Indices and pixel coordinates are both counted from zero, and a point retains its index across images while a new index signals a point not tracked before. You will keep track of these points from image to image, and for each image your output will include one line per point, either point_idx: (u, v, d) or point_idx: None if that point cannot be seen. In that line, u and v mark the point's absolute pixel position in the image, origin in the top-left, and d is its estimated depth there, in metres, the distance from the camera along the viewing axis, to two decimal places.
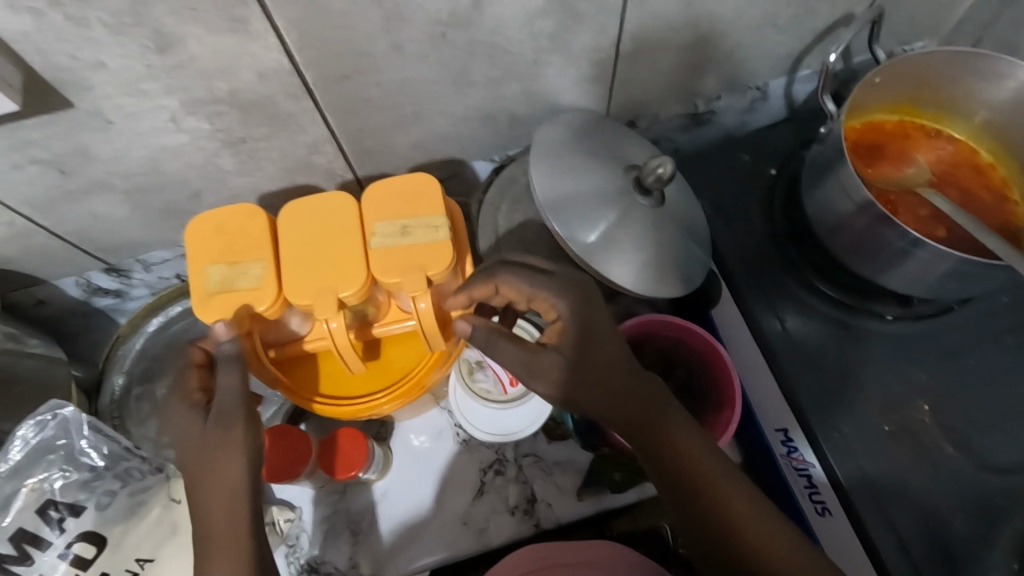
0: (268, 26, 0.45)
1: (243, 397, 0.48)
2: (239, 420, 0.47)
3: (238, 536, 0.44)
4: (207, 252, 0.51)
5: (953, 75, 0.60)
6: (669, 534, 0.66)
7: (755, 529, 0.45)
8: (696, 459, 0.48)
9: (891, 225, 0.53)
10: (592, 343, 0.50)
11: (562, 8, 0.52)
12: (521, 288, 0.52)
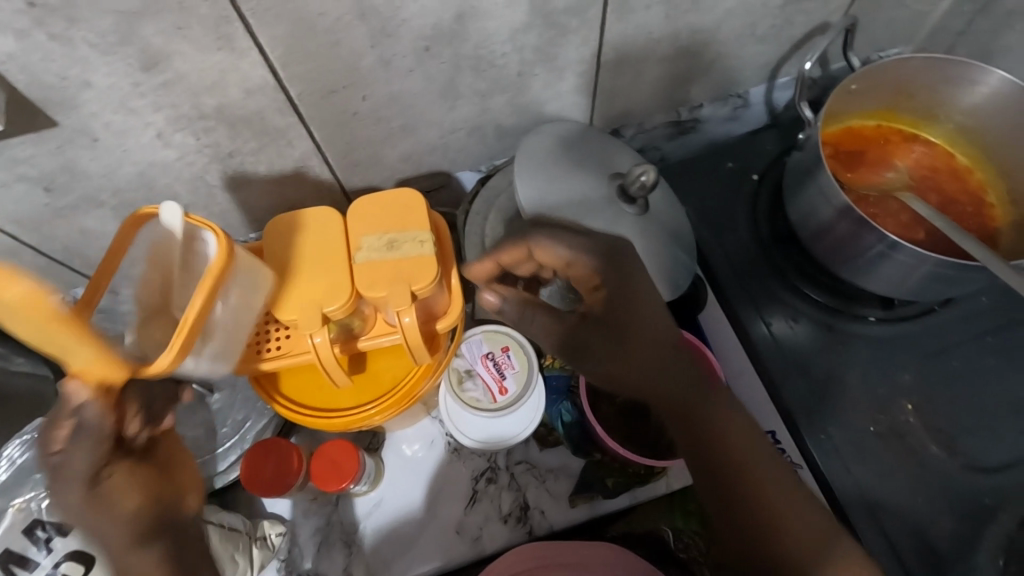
0: (253, 43, 0.45)
1: (90, 468, 0.41)
2: (82, 492, 0.42)
3: None
4: None
5: (930, 81, 0.61)
6: (670, 537, 0.69)
7: (785, 503, 0.47)
8: (735, 435, 0.50)
9: (871, 229, 0.54)
10: (643, 317, 0.52)
11: (545, 21, 0.53)
12: (557, 254, 0.51)
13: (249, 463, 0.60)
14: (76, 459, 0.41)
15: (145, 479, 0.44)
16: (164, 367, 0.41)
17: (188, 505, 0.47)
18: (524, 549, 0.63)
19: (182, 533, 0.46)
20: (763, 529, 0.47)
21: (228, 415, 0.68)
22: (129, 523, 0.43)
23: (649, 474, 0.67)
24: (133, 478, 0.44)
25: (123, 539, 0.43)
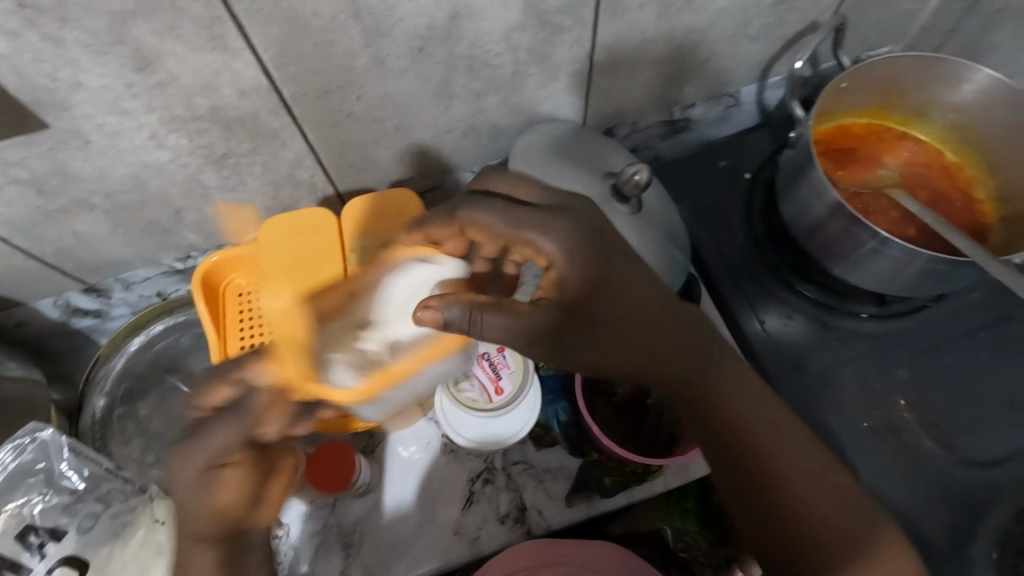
0: (246, 44, 0.45)
1: (222, 452, 0.44)
2: (194, 470, 0.44)
3: None
4: None
5: (921, 79, 0.62)
6: (669, 537, 0.70)
7: (799, 473, 0.48)
8: (746, 416, 0.50)
9: (863, 227, 0.55)
10: (624, 293, 0.48)
11: (538, 21, 0.53)
12: (489, 225, 0.48)
13: None
14: (209, 435, 0.44)
15: (250, 479, 0.46)
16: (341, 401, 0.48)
17: (263, 520, 0.49)
18: (525, 546, 0.63)
19: (247, 544, 0.48)
20: (785, 510, 0.47)
21: None
22: (217, 520, 0.45)
23: (645, 473, 0.67)
24: (239, 475, 0.46)
25: (202, 526, 0.45)
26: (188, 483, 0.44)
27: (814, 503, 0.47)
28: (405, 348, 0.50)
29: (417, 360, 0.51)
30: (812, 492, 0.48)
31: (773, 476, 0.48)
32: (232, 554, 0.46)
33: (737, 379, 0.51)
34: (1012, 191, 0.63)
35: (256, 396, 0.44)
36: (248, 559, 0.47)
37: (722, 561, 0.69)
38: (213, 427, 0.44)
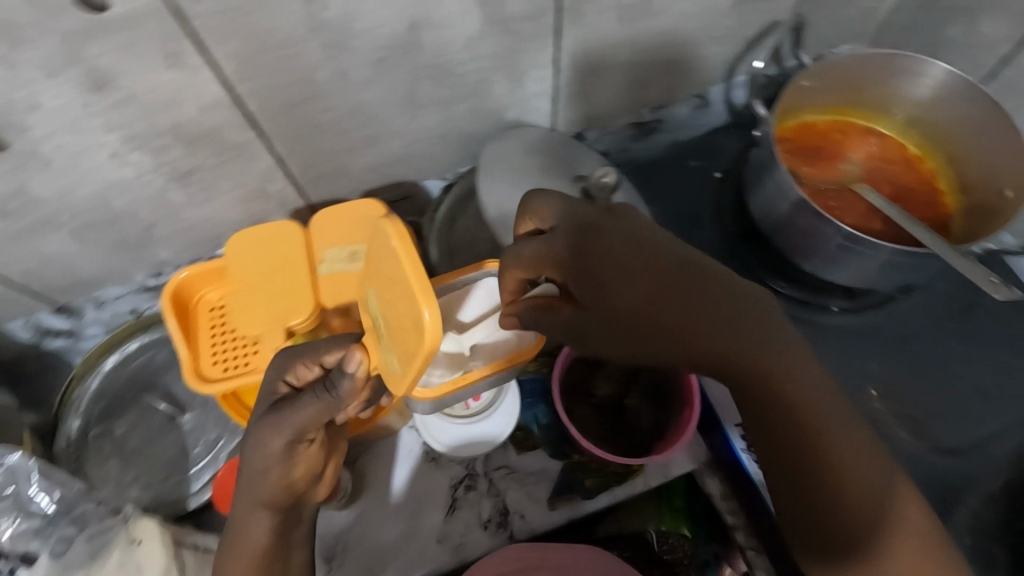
0: (205, 60, 0.45)
1: (301, 428, 0.42)
2: (271, 442, 0.42)
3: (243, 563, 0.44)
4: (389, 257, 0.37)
5: (880, 74, 0.63)
6: (653, 539, 0.70)
7: (835, 452, 0.42)
8: (801, 399, 0.43)
9: (828, 223, 0.56)
10: (626, 275, 0.45)
11: (501, 28, 0.54)
12: (525, 255, 0.47)
13: (225, 479, 0.59)
14: (301, 410, 0.41)
15: (313, 454, 0.46)
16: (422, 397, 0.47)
17: (315, 496, 0.50)
18: (510, 548, 0.63)
19: (299, 515, 0.48)
20: (834, 506, 0.41)
21: (201, 435, 0.68)
22: (282, 491, 0.44)
23: (627, 473, 0.68)
24: (308, 451, 0.46)
25: (273, 497, 0.44)
26: (267, 456, 0.42)
27: (847, 488, 0.41)
28: (480, 355, 0.49)
29: (493, 368, 0.47)
30: (848, 474, 0.42)
31: (814, 457, 0.42)
32: (288, 525, 0.46)
33: (758, 343, 0.43)
34: (973, 182, 0.64)
35: (350, 383, 0.40)
36: (297, 529, 0.47)
37: (708, 558, 0.71)
38: (305, 403, 0.41)
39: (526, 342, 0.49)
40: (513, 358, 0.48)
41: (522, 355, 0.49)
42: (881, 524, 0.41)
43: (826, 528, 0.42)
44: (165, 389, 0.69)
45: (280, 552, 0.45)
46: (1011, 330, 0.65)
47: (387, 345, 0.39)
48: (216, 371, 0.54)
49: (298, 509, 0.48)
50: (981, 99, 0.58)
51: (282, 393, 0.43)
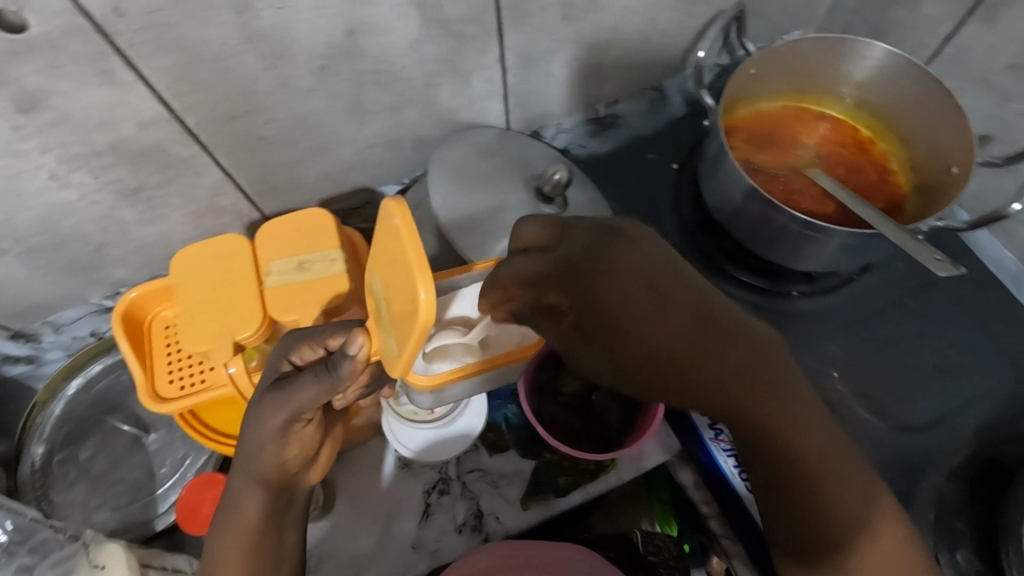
0: (136, 76, 0.45)
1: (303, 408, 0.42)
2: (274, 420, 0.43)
3: (230, 537, 0.45)
4: (382, 236, 0.37)
5: (826, 58, 0.63)
6: (639, 541, 0.69)
7: (821, 473, 0.45)
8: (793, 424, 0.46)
9: (778, 210, 0.56)
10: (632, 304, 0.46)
11: (442, 31, 0.54)
12: (523, 268, 0.48)
13: (189, 499, 0.57)
14: (302, 388, 0.41)
15: (310, 438, 0.47)
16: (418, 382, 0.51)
17: (310, 478, 0.50)
18: (483, 550, 0.62)
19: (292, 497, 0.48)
20: (824, 520, 0.44)
21: (168, 454, 0.67)
22: (277, 470, 0.45)
23: (599, 469, 0.68)
24: (306, 432, 0.46)
25: (268, 473, 0.45)
26: (266, 430, 0.43)
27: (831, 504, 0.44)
28: (482, 350, 0.53)
29: (490, 365, 0.52)
30: (831, 492, 0.44)
31: (802, 472, 0.45)
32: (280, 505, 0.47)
33: (756, 373, 0.45)
34: (923, 162, 0.64)
35: (351, 366, 0.40)
36: (290, 511, 0.48)
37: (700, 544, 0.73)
38: (305, 383, 0.42)
39: (526, 339, 0.54)
40: (511, 356, 0.53)
41: (521, 354, 0.53)
42: (857, 540, 0.43)
43: (814, 536, 0.44)
44: (129, 410, 0.68)
45: (271, 530, 0.46)
46: (968, 306, 0.66)
47: (387, 328, 0.38)
48: (172, 390, 0.53)
49: (292, 491, 0.48)
50: (924, 78, 0.59)
51: (285, 372, 0.44)
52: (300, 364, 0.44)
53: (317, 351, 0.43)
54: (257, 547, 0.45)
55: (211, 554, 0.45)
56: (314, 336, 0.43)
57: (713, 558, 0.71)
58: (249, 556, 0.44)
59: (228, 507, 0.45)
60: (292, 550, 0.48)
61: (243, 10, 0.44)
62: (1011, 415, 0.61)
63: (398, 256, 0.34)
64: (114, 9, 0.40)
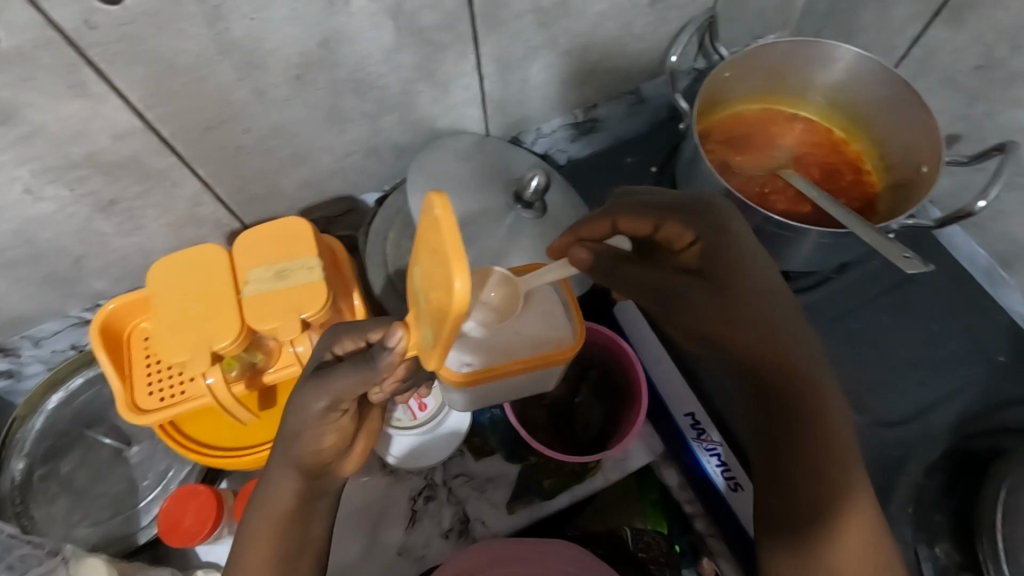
0: (110, 88, 0.45)
1: (345, 394, 0.41)
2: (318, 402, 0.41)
3: (260, 516, 0.44)
4: (426, 230, 0.37)
5: (799, 60, 0.64)
6: (629, 537, 0.67)
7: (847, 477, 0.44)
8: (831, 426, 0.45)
9: (753, 210, 0.57)
10: (740, 275, 0.47)
11: (418, 39, 0.54)
12: (637, 220, 0.51)
13: (170, 511, 0.57)
14: (343, 376, 0.40)
15: (348, 425, 0.45)
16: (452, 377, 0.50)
17: (343, 470, 0.48)
18: (467, 552, 0.62)
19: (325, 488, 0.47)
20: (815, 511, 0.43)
21: (150, 466, 0.67)
22: (313, 454, 0.44)
23: (584, 470, 0.69)
24: (342, 421, 0.44)
25: (304, 459, 0.43)
26: (308, 417, 0.41)
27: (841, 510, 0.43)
28: (519, 349, 0.51)
29: (525, 366, 0.51)
30: (841, 483, 0.44)
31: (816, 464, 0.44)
32: (313, 491, 0.45)
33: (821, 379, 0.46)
34: (895, 161, 0.66)
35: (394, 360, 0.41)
36: (320, 501, 0.46)
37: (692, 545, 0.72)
38: (344, 370, 0.41)
39: (564, 344, 0.52)
40: (548, 358, 0.52)
41: (556, 357, 0.52)
42: (823, 528, 0.43)
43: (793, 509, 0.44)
44: (110, 423, 0.68)
45: (302, 514, 0.45)
46: (943, 301, 0.67)
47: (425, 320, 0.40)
48: (152, 402, 0.52)
49: (329, 475, 0.47)
50: (893, 80, 0.60)
51: (326, 361, 0.43)
52: (342, 353, 0.43)
53: (359, 344, 0.43)
54: (287, 534, 0.44)
55: (241, 540, 0.44)
56: (355, 329, 0.44)
57: (702, 559, 0.68)
58: (278, 543, 0.44)
59: (263, 494, 0.44)
60: (317, 541, 0.47)
61: (216, 22, 0.44)
62: (987, 408, 0.62)
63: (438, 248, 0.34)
64: (85, 22, 0.40)
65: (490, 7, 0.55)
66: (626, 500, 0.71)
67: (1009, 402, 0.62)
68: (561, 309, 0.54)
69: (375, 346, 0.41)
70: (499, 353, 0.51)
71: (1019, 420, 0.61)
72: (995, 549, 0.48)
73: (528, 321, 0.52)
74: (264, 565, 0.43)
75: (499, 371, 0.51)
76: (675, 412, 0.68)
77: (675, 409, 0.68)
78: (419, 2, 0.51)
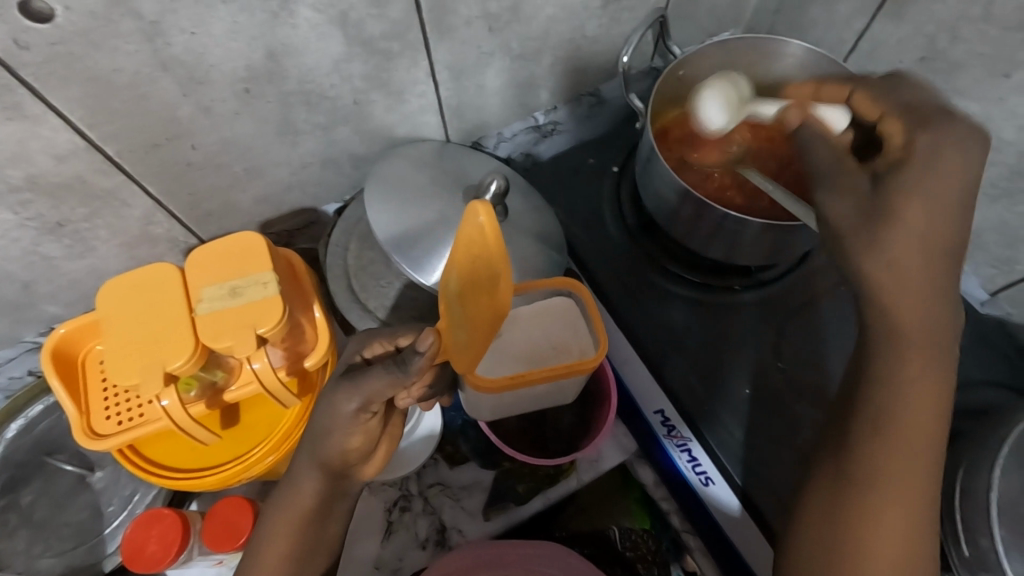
0: (47, 108, 0.44)
1: (376, 396, 0.44)
2: (348, 404, 0.45)
3: (285, 507, 0.48)
4: (468, 242, 0.47)
5: (751, 57, 0.66)
6: (617, 537, 0.69)
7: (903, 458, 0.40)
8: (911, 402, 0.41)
9: (712, 207, 0.57)
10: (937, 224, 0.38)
11: (367, 49, 0.54)
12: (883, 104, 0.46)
13: (134, 539, 0.55)
14: (372, 379, 0.44)
15: (373, 429, 0.48)
16: (486, 388, 0.52)
17: (363, 472, 0.51)
18: (444, 562, 0.60)
19: (344, 490, 0.50)
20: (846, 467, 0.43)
21: (115, 491, 0.66)
22: (340, 455, 0.47)
23: (558, 473, 0.69)
24: (370, 424, 0.48)
25: (329, 458, 0.47)
26: (338, 417, 0.45)
27: (883, 493, 0.41)
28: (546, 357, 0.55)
29: (552, 373, 0.53)
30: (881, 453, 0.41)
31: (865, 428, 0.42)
32: (333, 492, 0.49)
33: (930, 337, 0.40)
34: None
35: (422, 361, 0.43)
36: (338, 503, 0.50)
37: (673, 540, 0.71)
38: (375, 372, 0.44)
39: (585, 355, 0.55)
40: (574, 365, 0.53)
41: (581, 367, 0.53)
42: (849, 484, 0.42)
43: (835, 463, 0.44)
44: (71, 450, 0.66)
45: (321, 511, 0.48)
46: None
47: (458, 320, 0.46)
48: (109, 426, 0.51)
49: (349, 482, 0.50)
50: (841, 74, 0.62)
51: (355, 365, 0.48)
52: (372, 357, 0.48)
53: (388, 348, 0.48)
54: (305, 529, 0.48)
55: (262, 533, 0.48)
56: (385, 335, 0.49)
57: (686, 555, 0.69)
58: (297, 537, 0.48)
59: (287, 492, 0.48)
60: (333, 538, 0.51)
61: (154, 38, 0.44)
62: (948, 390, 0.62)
63: (483, 253, 0.46)
64: (15, 42, 0.39)
65: (439, 15, 0.55)
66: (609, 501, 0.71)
67: (969, 383, 0.62)
68: (581, 321, 0.57)
69: (408, 348, 0.44)
70: (527, 362, 0.55)
71: (978, 402, 0.61)
72: (955, 528, 0.49)
73: (552, 330, 0.56)
74: (280, 559, 0.47)
75: (527, 379, 0.52)
76: (644, 410, 0.65)
77: (643, 405, 0.65)
78: (365, 11, 0.50)
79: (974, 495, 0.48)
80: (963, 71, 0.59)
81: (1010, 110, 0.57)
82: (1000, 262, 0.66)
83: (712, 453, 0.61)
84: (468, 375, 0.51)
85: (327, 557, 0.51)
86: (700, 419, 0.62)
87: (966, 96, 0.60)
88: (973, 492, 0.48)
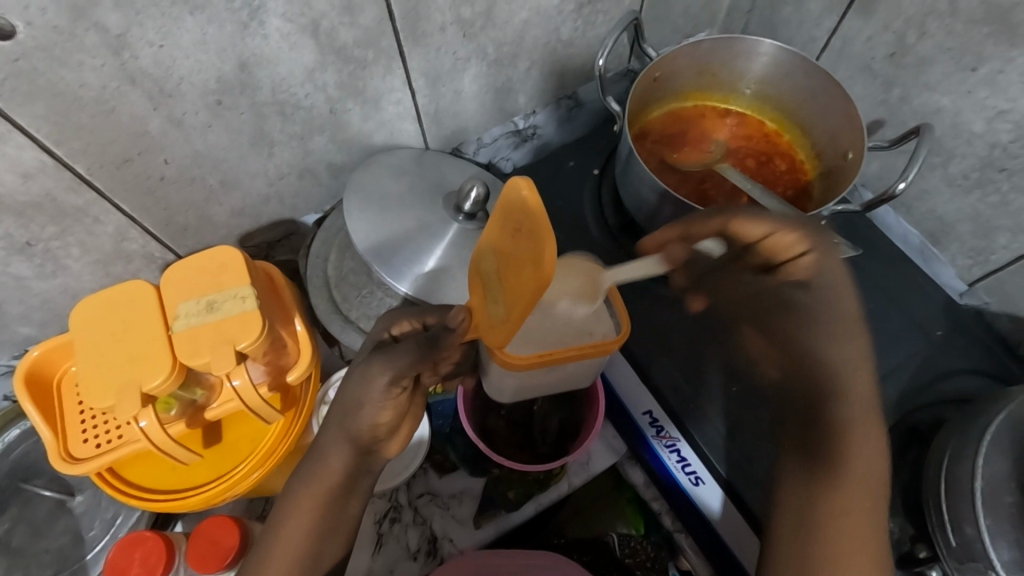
0: (11, 126, 0.43)
1: (408, 368, 0.46)
2: (381, 373, 0.46)
3: (306, 484, 0.47)
4: (502, 212, 0.43)
5: (725, 57, 0.66)
6: (616, 543, 0.68)
7: (867, 453, 0.45)
8: (865, 453, 0.45)
9: (690, 209, 0.57)
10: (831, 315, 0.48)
11: (339, 57, 0.53)
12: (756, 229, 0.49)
13: (115, 562, 0.53)
14: (403, 352, 0.46)
15: (401, 404, 0.49)
16: (510, 363, 0.48)
17: (388, 450, 0.50)
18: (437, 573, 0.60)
19: (369, 469, 0.49)
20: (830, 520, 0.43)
21: (96, 515, 0.64)
22: (372, 429, 0.47)
23: (548, 478, 0.68)
24: (399, 400, 0.48)
25: (360, 433, 0.47)
26: (370, 389, 0.46)
27: (843, 528, 0.43)
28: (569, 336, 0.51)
29: (578, 352, 0.49)
30: (851, 504, 0.43)
31: (831, 469, 0.45)
32: (357, 475, 0.48)
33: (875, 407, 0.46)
34: (822, 148, 0.67)
35: (453, 335, 0.47)
36: (365, 480, 0.49)
37: (663, 541, 0.70)
38: (405, 347, 0.47)
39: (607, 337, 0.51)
40: (594, 348, 0.49)
41: (602, 348, 0.49)
42: (823, 518, 0.43)
43: (807, 515, 0.44)
44: (50, 474, 0.64)
45: (342, 492, 0.47)
46: (878, 279, 0.68)
47: (491, 297, 0.47)
48: (86, 449, 0.50)
49: (370, 467, 0.50)
50: (814, 71, 0.62)
51: (384, 342, 0.50)
52: (399, 334, 0.50)
53: (415, 325, 0.50)
54: (327, 506, 0.47)
55: (277, 526, 0.46)
56: (412, 313, 0.51)
57: (680, 556, 0.68)
58: (318, 515, 0.46)
59: (310, 468, 0.47)
60: (351, 521, 0.48)
61: (120, 51, 0.43)
62: (930, 380, 0.62)
63: (522, 222, 0.40)
64: None
65: (412, 21, 0.54)
66: (603, 509, 0.72)
67: (950, 373, 0.63)
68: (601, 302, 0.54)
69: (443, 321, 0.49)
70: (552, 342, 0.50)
71: (958, 391, 0.61)
72: (942, 518, 0.49)
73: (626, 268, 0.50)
74: (295, 555, 0.45)
75: (549, 358, 0.49)
76: (633, 411, 0.65)
77: (633, 406, 0.65)
78: (337, 19, 0.50)
79: (958, 483, 0.49)
80: (932, 65, 0.60)
81: (979, 102, 0.58)
82: (976, 252, 0.67)
83: (701, 452, 0.61)
84: (495, 350, 0.48)
85: (341, 546, 0.48)
86: (687, 418, 0.62)
87: (935, 90, 0.61)
88: (959, 482, 0.48)
